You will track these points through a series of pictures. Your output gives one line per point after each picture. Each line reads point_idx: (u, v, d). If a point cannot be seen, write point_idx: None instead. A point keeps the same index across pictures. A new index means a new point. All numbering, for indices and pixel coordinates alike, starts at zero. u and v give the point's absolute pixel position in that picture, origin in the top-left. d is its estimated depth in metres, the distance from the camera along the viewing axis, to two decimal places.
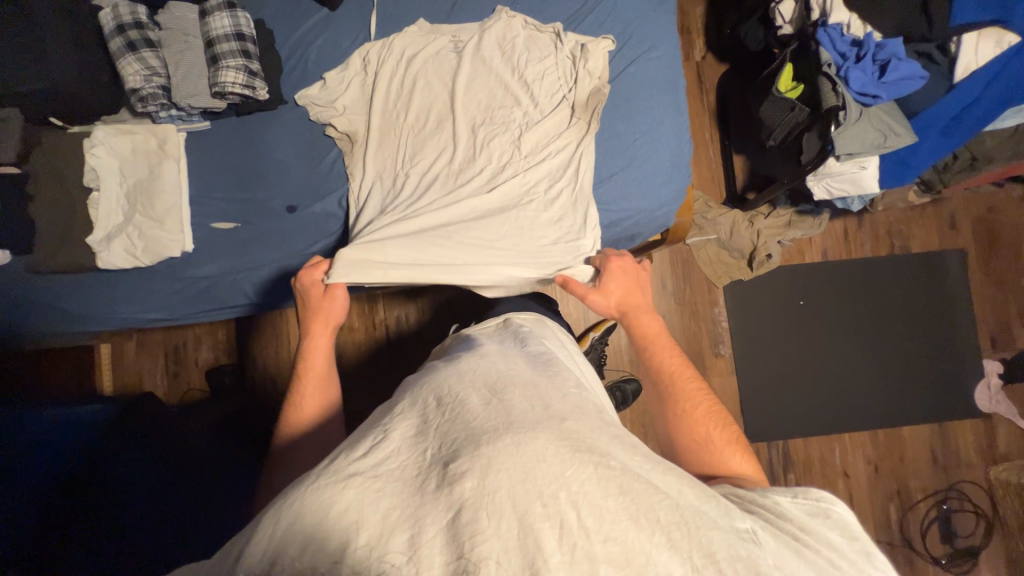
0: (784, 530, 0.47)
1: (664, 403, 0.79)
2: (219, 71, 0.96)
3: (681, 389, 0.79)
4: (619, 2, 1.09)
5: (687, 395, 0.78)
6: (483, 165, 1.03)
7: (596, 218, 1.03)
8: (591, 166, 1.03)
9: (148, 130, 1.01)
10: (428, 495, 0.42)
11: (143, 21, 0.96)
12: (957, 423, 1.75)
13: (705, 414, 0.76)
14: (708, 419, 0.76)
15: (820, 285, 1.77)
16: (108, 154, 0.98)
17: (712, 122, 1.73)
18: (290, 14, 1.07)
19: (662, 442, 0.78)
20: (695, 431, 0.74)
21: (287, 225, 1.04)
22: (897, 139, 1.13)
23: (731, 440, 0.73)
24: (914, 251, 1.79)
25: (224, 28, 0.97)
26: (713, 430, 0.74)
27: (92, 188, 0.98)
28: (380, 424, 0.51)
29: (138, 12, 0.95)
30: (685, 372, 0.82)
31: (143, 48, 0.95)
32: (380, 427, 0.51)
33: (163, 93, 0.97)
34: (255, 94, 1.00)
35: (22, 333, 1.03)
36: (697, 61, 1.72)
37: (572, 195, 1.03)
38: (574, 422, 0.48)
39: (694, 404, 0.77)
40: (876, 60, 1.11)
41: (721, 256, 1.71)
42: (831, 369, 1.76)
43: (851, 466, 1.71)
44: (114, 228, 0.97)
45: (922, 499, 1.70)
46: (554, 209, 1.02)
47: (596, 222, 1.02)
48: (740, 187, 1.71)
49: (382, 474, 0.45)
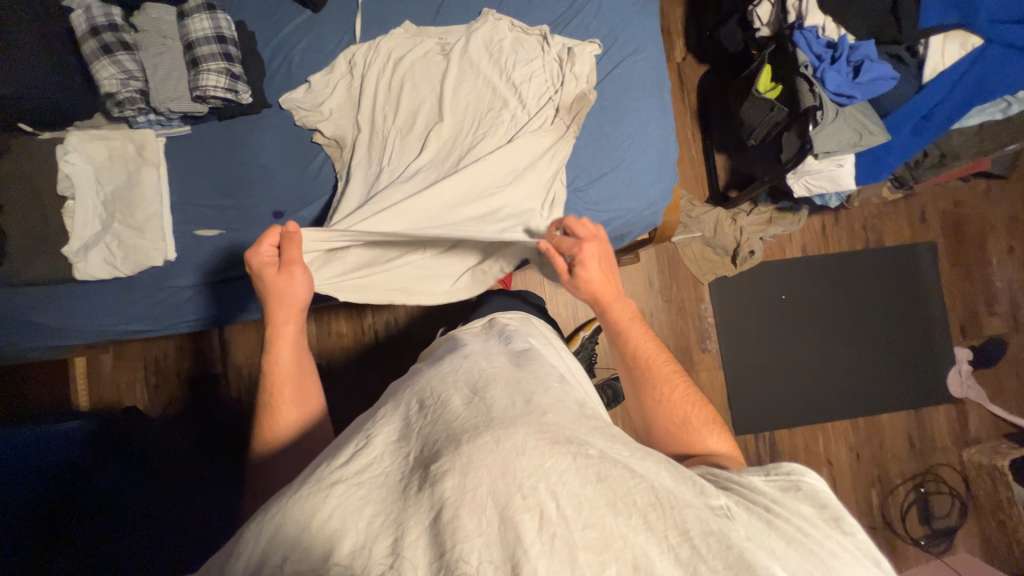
0: (756, 507, 0.47)
1: (639, 387, 0.77)
2: (200, 75, 0.93)
3: (659, 374, 0.77)
4: (603, 5, 1.10)
5: (662, 378, 0.76)
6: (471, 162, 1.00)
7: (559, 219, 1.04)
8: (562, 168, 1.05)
9: (125, 135, 0.98)
10: (410, 498, 0.42)
11: (118, 23, 0.92)
12: (931, 408, 1.82)
13: (680, 394, 0.75)
14: (683, 401, 0.75)
15: (799, 280, 1.82)
16: (83, 161, 0.95)
17: (694, 121, 1.76)
18: (272, 15, 1.05)
19: (638, 424, 0.78)
20: (671, 415, 0.74)
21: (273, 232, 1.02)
22: (871, 137, 1.18)
23: (704, 419, 0.73)
24: (888, 245, 1.86)
25: (203, 31, 0.94)
26: (688, 412, 0.74)
27: (67, 196, 0.94)
28: (363, 430, 0.51)
29: (112, 14, 0.91)
30: (659, 354, 0.79)
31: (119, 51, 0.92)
32: (363, 433, 0.50)
33: (141, 97, 0.94)
34: (238, 98, 0.98)
35: None
36: (678, 62, 1.75)
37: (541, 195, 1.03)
38: (554, 413, 0.48)
39: (671, 387, 0.75)
40: (850, 62, 1.14)
41: (706, 253, 1.74)
42: (814, 360, 1.81)
43: (834, 453, 1.77)
44: (91, 237, 0.94)
45: (901, 483, 1.77)
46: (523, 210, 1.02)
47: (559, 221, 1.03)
48: (722, 185, 1.75)
49: (364, 481, 0.44)
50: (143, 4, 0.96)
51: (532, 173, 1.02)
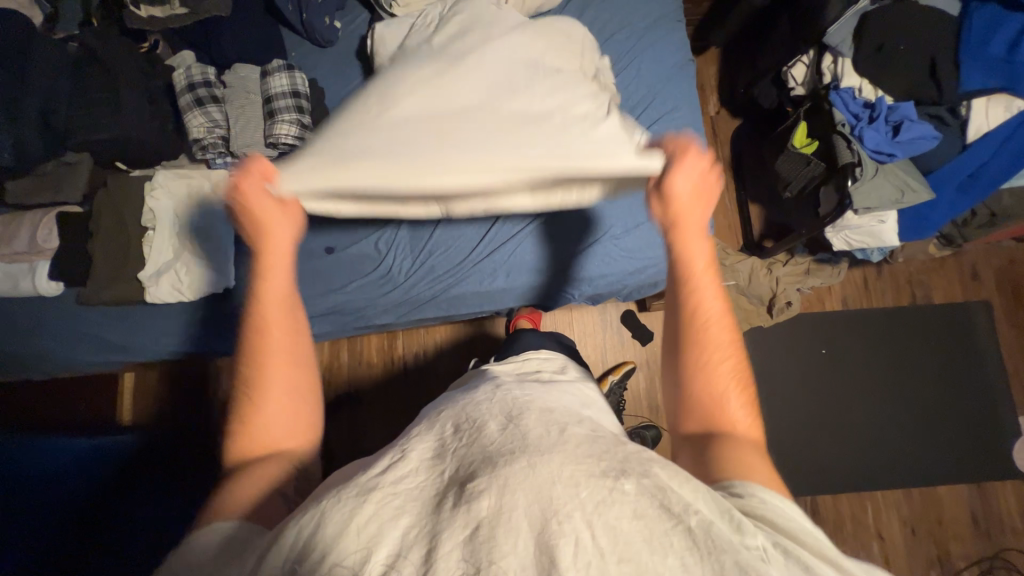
0: (796, 551, 0.43)
1: (681, 351, 0.64)
2: (274, 124, 1.01)
3: (712, 339, 0.63)
4: (642, 65, 1.10)
5: (713, 348, 0.62)
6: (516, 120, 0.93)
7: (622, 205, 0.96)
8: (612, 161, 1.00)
9: (204, 175, 1.06)
10: (441, 512, 0.42)
11: (212, 79, 1.05)
12: (996, 482, 1.66)
13: (725, 357, 0.62)
14: (728, 367, 0.62)
15: (842, 336, 1.75)
16: (166, 197, 1.03)
17: (727, 171, 1.84)
18: (340, 73, 1.14)
19: (665, 361, 0.66)
20: (705, 383, 0.61)
21: (325, 266, 1.09)
22: (914, 195, 1.16)
23: (739, 396, 0.61)
24: (937, 303, 1.77)
25: (281, 88, 1.03)
26: (723, 378, 0.61)
27: (148, 228, 1.02)
28: (398, 444, 0.53)
29: (208, 73, 1.05)
30: (718, 310, 0.63)
31: (209, 102, 1.04)
32: (399, 447, 0.52)
33: (222, 142, 1.04)
34: (304, 146, 1.04)
35: (64, 361, 1.08)
36: (712, 115, 1.86)
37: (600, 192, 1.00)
38: (587, 445, 0.48)
39: (722, 362, 0.62)
40: (888, 121, 1.15)
41: (741, 302, 1.71)
42: (859, 421, 1.71)
43: (885, 526, 1.62)
44: (163, 264, 1.01)
45: (965, 567, 1.59)
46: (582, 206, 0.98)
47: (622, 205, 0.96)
48: (757, 235, 1.77)
49: (401, 492, 0.45)
50: (233, 64, 1.08)
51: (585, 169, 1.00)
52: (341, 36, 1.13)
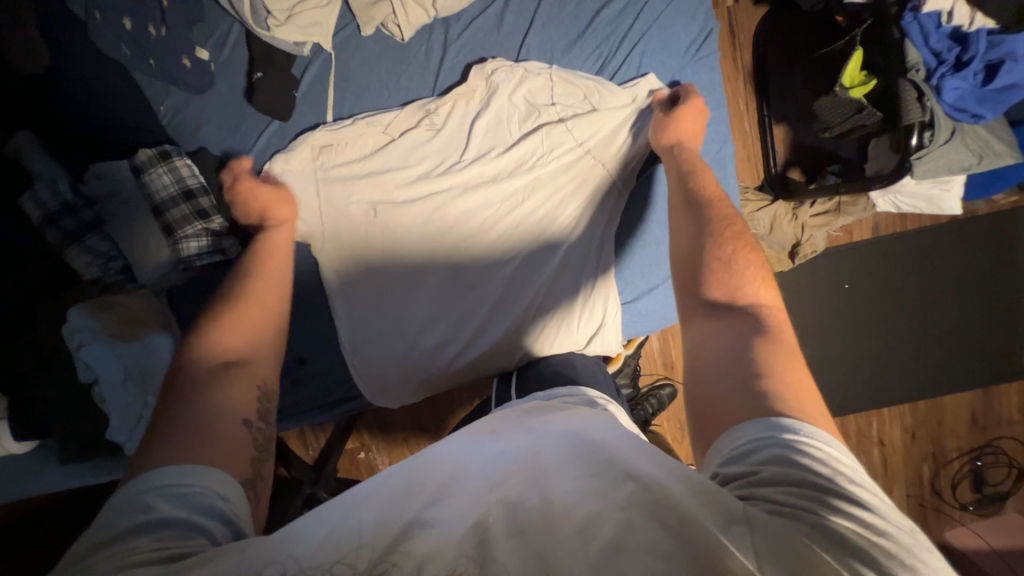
0: (792, 511, 0.41)
1: (694, 212, 0.76)
2: (179, 242, 0.84)
3: (717, 211, 0.76)
4: (643, 62, 0.97)
5: (718, 222, 0.74)
6: (494, 239, 0.91)
7: (593, 302, 0.94)
8: (574, 246, 0.93)
9: (129, 298, 0.84)
10: (439, 535, 0.41)
11: (72, 201, 0.81)
12: (1004, 384, 1.73)
13: (731, 247, 0.71)
14: (736, 248, 0.71)
15: (867, 267, 1.63)
16: (90, 337, 0.78)
17: (748, 84, 1.42)
18: (250, 131, 0.91)
19: (679, 254, 0.75)
20: (715, 251, 0.71)
21: (304, 376, 0.95)
22: (994, 160, 0.96)
23: (755, 276, 0.67)
24: (982, 214, 1.63)
25: (166, 188, 0.83)
26: (728, 255, 0.70)
27: (92, 381, 0.80)
28: (396, 471, 0.50)
29: (63, 195, 0.81)
30: (717, 197, 0.76)
31: (85, 233, 0.83)
32: (400, 471, 0.50)
33: (126, 275, 0.86)
34: (225, 254, 0.88)
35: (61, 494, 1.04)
36: (728, 6, 1.39)
37: (571, 285, 0.93)
38: (586, 466, 0.46)
39: (727, 225, 0.73)
40: (982, 61, 0.90)
41: (758, 250, 1.43)
42: (878, 345, 1.68)
43: (887, 434, 1.71)
44: (130, 417, 0.81)
45: (957, 457, 1.73)
46: (551, 312, 0.91)
47: (591, 305, 0.94)
48: (779, 164, 1.42)
49: (401, 506, 0.44)
50: (90, 167, 0.84)
51: (549, 257, 0.92)
52: (215, 71, 0.90)
